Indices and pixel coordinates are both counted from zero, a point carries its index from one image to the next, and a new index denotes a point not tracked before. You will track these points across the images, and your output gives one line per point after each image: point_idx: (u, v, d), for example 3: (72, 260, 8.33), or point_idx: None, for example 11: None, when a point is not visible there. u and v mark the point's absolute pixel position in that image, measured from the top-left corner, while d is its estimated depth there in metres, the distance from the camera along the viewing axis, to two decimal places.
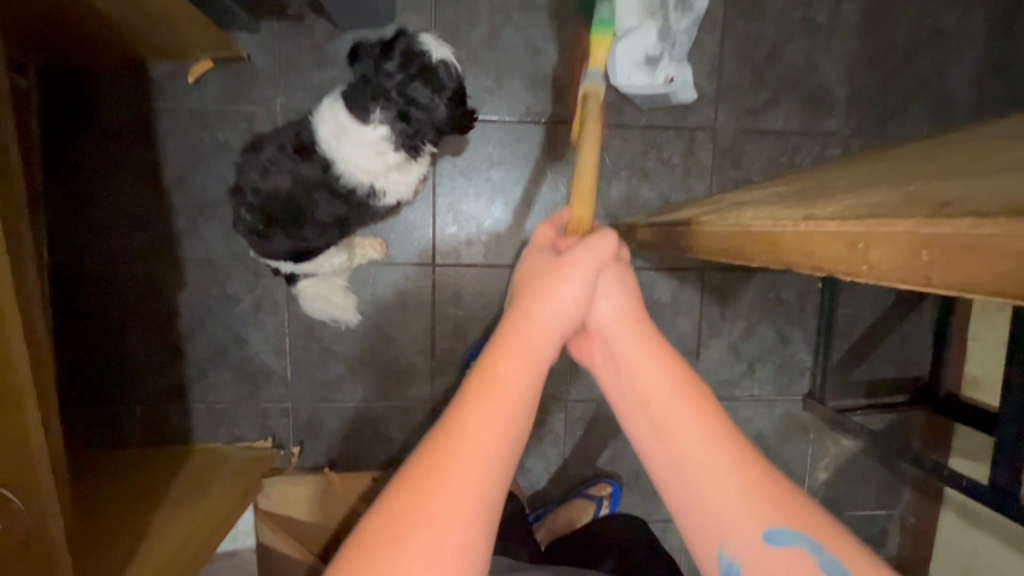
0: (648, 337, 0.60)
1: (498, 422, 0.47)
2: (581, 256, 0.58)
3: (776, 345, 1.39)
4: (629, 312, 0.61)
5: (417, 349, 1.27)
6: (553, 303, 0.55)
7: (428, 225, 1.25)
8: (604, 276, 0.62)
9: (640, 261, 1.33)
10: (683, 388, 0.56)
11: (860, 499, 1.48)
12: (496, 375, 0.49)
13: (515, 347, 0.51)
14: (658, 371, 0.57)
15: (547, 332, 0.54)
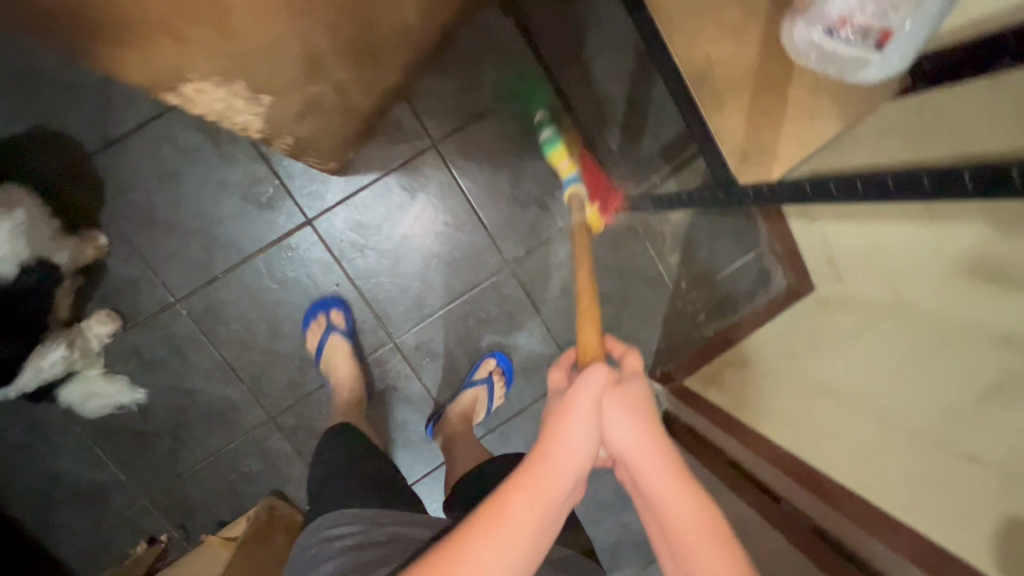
0: (676, 467, 0.60)
1: (506, 560, 0.54)
2: (584, 385, 0.63)
3: (553, 169, 1.30)
4: (650, 437, 0.62)
5: (223, 382, 1.23)
6: (565, 453, 0.59)
7: (149, 270, 1.17)
8: (614, 401, 0.63)
9: (371, 175, 1.24)
10: (700, 512, 0.58)
11: (723, 257, 1.43)
12: (501, 521, 0.54)
13: (526, 491, 0.56)
14: (676, 495, 0.59)
15: (559, 480, 0.57)
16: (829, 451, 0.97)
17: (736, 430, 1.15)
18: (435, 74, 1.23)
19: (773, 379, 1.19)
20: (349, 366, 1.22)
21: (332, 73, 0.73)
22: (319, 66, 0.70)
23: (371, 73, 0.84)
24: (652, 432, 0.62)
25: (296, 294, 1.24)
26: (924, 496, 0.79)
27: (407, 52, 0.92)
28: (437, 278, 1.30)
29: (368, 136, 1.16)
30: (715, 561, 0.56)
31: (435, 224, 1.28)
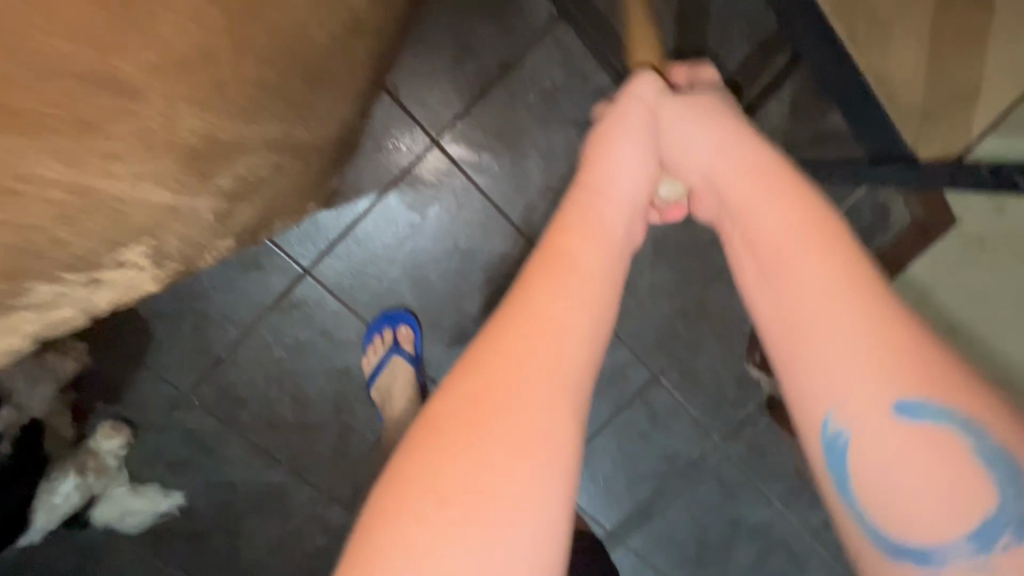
0: (767, 162, 0.49)
1: (569, 313, 0.41)
2: (635, 98, 0.57)
3: (591, 138, 1.00)
4: (722, 132, 0.54)
5: (261, 467, 1.08)
6: (615, 171, 0.52)
7: (144, 368, 1.00)
8: (674, 117, 0.56)
9: (366, 200, 0.98)
10: (770, 184, 0.47)
11: (826, 199, 1.12)
12: (570, 255, 0.44)
13: (585, 222, 0.47)
14: (761, 184, 0.47)
15: (617, 197, 0.51)
16: None
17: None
18: (416, 48, 0.93)
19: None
20: (411, 397, 1.01)
21: (246, 139, 0.45)
22: (211, 145, 0.40)
23: (313, 105, 0.57)
24: (717, 122, 0.55)
25: (314, 360, 1.03)
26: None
27: (360, 47, 0.63)
28: (474, 304, 1.05)
29: (343, 160, 0.88)
30: (797, 216, 0.44)
31: (456, 241, 1.02)
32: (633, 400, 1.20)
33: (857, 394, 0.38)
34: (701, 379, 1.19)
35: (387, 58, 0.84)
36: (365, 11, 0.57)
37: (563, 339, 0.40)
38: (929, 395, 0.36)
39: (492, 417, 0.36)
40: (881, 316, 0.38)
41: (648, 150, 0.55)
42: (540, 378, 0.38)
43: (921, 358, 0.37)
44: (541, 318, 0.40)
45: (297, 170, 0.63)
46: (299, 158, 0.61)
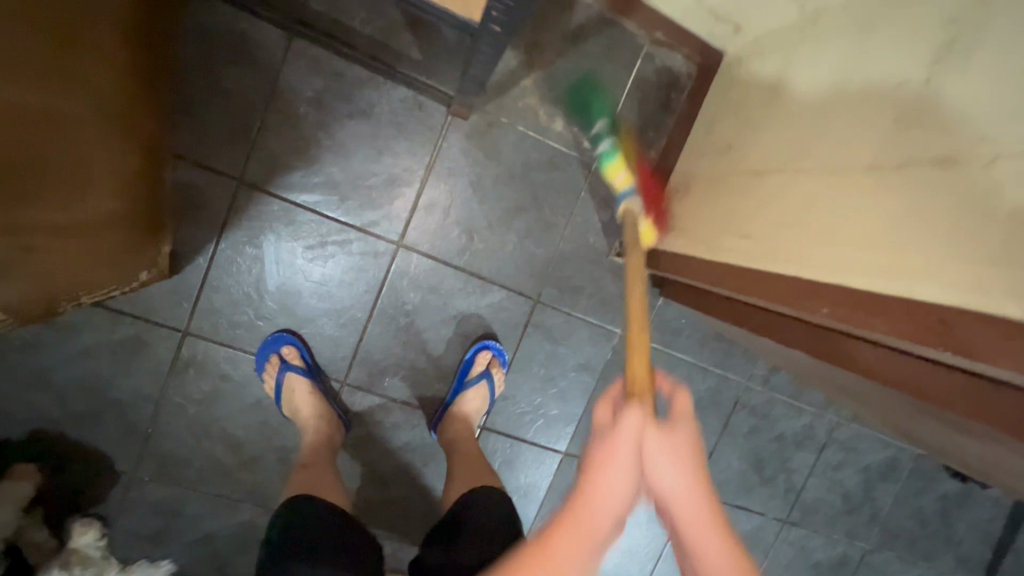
0: (715, 519, 0.56)
1: None
2: (618, 431, 0.57)
3: (372, 121, 1.12)
4: (692, 479, 0.57)
5: (228, 512, 1.19)
6: (609, 488, 0.54)
7: (91, 465, 1.13)
8: (655, 445, 0.57)
9: (208, 251, 1.10)
10: (717, 533, 0.55)
11: (609, 84, 1.20)
12: (558, 548, 0.50)
13: (585, 524, 0.52)
14: (697, 504, 0.56)
15: (606, 505, 0.53)
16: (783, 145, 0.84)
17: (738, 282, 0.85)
18: (189, 111, 1.06)
19: (715, 194, 0.98)
20: (313, 404, 1.12)
21: None
22: None
23: (47, 191, 0.70)
24: (696, 473, 0.57)
25: (228, 403, 1.16)
26: (888, 236, 0.60)
27: (98, 132, 0.77)
28: (343, 301, 1.17)
29: (161, 224, 1.02)
30: None
31: (299, 256, 1.14)
32: (527, 330, 1.27)
33: None
34: (579, 287, 1.28)
35: (155, 128, 0.96)
36: (79, 106, 0.71)
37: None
38: None
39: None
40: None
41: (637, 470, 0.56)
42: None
43: None
44: None
45: (68, 244, 0.78)
46: (63, 230, 0.76)
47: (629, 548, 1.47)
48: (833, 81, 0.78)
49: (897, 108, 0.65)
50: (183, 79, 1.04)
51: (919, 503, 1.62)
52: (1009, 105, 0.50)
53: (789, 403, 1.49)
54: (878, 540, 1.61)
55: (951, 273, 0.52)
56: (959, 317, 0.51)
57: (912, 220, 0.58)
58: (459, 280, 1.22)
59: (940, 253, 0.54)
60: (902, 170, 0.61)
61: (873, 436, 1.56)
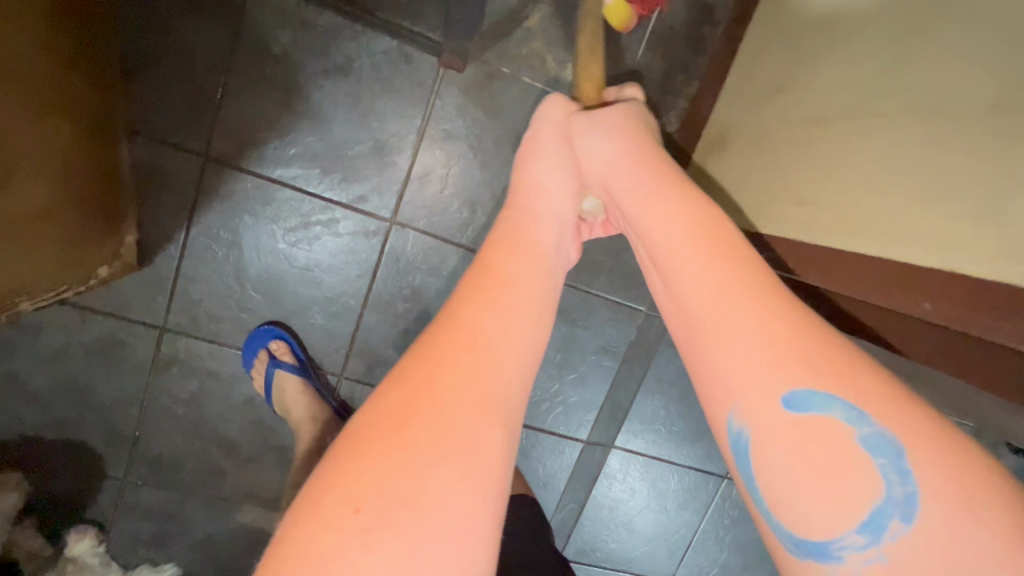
0: (644, 161, 0.65)
1: (501, 307, 0.51)
2: (545, 124, 0.75)
3: (352, 80, 0.97)
4: (623, 156, 0.66)
5: (227, 514, 1.12)
6: (546, 189, 0.69)
7: (77, 472, 1.05)
8: (587, 139, 0.70)
9: (179, 238, 0.98)
10: (650, 170, 0.63)
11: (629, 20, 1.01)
12: (503, 260, 0.57)
13: (517, 239, 0.60)
14: (645, 182, 0.62)
15: (537, 214, 0.65)
16: (840, 87, 0.68)
17: (770, 239, 0.76)
18: (141, 77, 0.92)
19: (762, 150, 0.81)
20: (306, 402, 1.02)
21: None
22: None
23: None
24: (632, 149, 0.66)
25: (218, 401, 1.07)
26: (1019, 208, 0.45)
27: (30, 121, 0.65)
28: (333, 288, 1.05)
29: (120, 210, 0.90)
30: (696, 251, 0.52)
31: (280, 240, 1.01)
32: None
33: (748, 371, 0.44)
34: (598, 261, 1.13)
35: (100, 99, 0.83)
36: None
37: (505, 337, 0.49)
38: (817, 381, 0.41)
39: (410, 408, 0.43)
40: (776, 305, 0.46)
41: (569, 178, 0.70)
42: (490, 377, 0.46)
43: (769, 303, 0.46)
44: (473, 337, 0.48)
45: (4, 252, 0.68)
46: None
47: (657, 535, 1.38)
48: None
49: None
50: (130, 37, 0.90)
51: None
52: None
53: None
54: None
55: None
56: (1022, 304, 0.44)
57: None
58: (461, 259, 1.08)
59: None
60: None
61: None
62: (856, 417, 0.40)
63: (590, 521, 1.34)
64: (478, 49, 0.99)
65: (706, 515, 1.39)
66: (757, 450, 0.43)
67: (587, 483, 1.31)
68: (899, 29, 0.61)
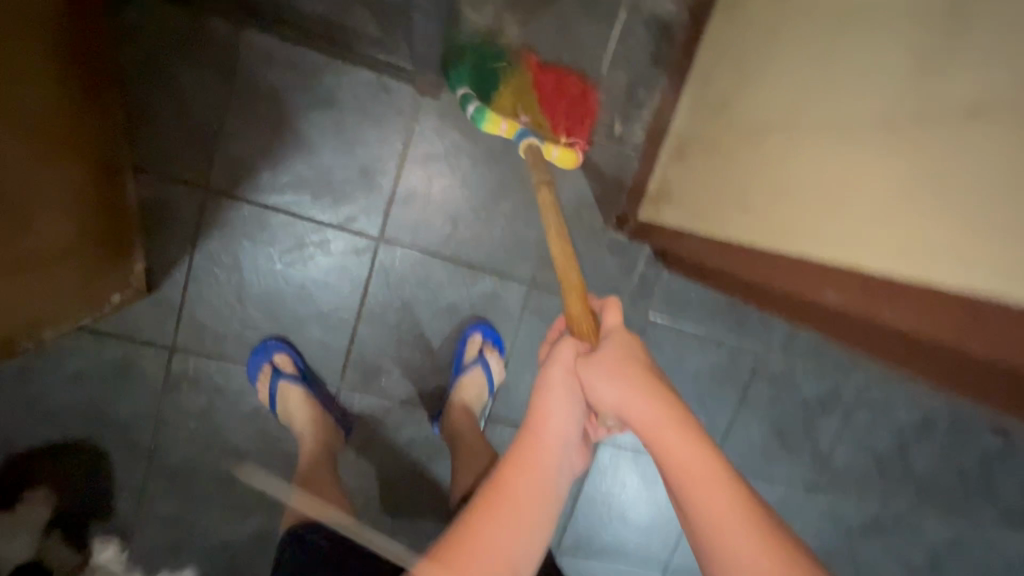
0: (662, 406, 0.57)
1: (510, 532, 0.52)
2: (554, 360, 0.63)
3: (337, 111, 1.05)
4: (636, 388, 0.58)
5: (240, 520, 1.20)
6: (551, 426, 0.60)
7: (98, 487, 1.13)
8: (591, 374, 0.60)
9: (184, 265, 1.06)
10: (668, 403, 0.58)
11: (591, 42, 1.09)
12: (521, 468, 0.56)
13: (530, 459, 0.57)
14: (661, 422, 0.56)
15: (544, 445, 0.58)
16: (771, 106, 0.76)
17: (743, 262, 0.79)
18: (142, 120, 1.00)
19: (715, 159, 0.88)
20: (309, 410, 1.09)
21: None
22: None
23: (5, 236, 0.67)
24: (641, 381, 0.59)
25: (227, 414, 1.15)
26: (908, 212, 0.52)
27: (47, 163, 0.73)
28: (328, 303, 1.13)
29: (131, 242, 0.98)
30: (694, 471, 0.53)
31: (277, 261, 1.09)
32: (524, 317, 1.21)
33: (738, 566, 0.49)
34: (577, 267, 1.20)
35: (109, 144, 0.91)
36: (20, 126, 0.66)
37: (504, 561, 0.51)
38: None
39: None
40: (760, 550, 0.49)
41: (578, 400, 0.62)
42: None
43: (768, 542, 0.50)
44: (486, 564, 0.50)
45: (31, 282, 0.76)
46: (26, 269, 0.74)
47: (650, 525, 1.44)
48: (838, 20, 0.67)
49: (911, 48, 0.55)
50: (134, 86, 0.99)
51: (958, 461, 1.53)
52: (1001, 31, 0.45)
53: (811, 368, 1.40)
54: (914, 501, 1.54)
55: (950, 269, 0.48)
56: (968, 314, 0.49)
57: (939, 193, 0.49)
58: (447, 271, 1.15)
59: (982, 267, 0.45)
60: (923, 127, 0.52)
61: (904, 396, 1.47)
62: None
63: (585, 514, 1.41)
64: None
65: None
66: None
67: (580, 478, 1.38)
68: (816, 56, 0.69)
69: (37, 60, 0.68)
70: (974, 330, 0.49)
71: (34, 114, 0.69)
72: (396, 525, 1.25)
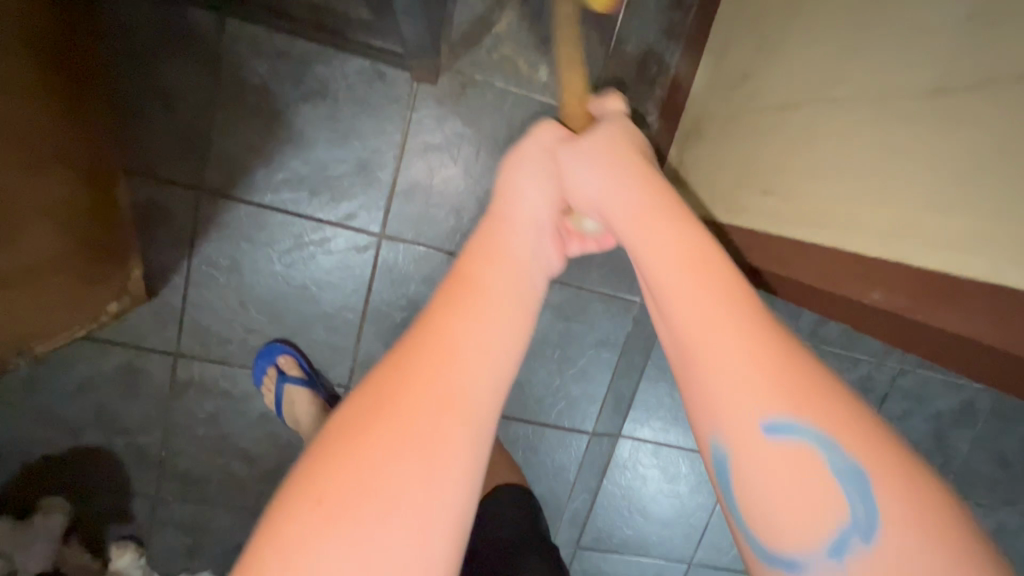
0: (642, 183, 0.52)
1: (464, 321, 0.42)
2: (533, 142, 0.61)
3: (331, 102, 1.00)
4: (620, 178, 0.53)
5: (254, 522, 1.19)
6: (521, 198, 0.57)
7: (112, 492, 1.12)
8: (572, 159, 0.58)
9: (183, 268, 1.04)
10: (644, 175, 0.53)
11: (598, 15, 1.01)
12: (476, 279, 0.46)
13: (477, 274, 0.46)
14: (654, 223, 0.47)
15: (504, 257, 0.49)
16: (798, 78, 0.68)
17: (781, 257, 0.66)
18: (131, 120, 0.96)
19: (733, 138, 0.81)
20: (315, 414, 1.06)
21: None
22: None
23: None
24: (628, 172, 0.54)
25: (234, 418, 1.13)
26: (956, 196, 0.45)
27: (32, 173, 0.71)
28: (332, 304, 1.09)
29: (124, 247, 0.95)
30: (707, 283, 0.41)
31: (277, 262, 1.06)
32: None
33: (746, 406, 0.37)
34: None
35: (95, 148, 0.88)
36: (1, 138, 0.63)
37: (462, 374, 0.40)
38: (798, 411, 0.36)
39: (363, 500, 0.35)
40: (802, 388, 0.37)
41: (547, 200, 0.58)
42: (437, 425, 0.37)
43: (795, 380, 0.37)
44: (434, 364, 0.40)
45: (24, 296, 0.75)
46: (18, 284, 0.72)
47: (672, 519, 1.40)
48: None
49: (969, 0, 0.46)
50: (119, 85, 0.95)
51: (1000, 448, 1.45)
52: None
53: (841, 355, 1.33)
54: (951, 490, 1.46)
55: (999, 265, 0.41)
56: None
57: (991, 174, 0.42)
58: (452, 266, 1.10)
59: None
60: (981, 93, 0.44)
61: (942, 381, 1.38)
62: (835, 449, 0.35)
63: (604, 509, 1.37)
64: (449, 59, 1.00)
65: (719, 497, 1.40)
66: (740, 473, 0.38)
67: (598, 473, 1.34)
68: (849, 21, 0.61)
69: (11, 61, 0.64)
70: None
71: (12, 120, 0.65)
72: None
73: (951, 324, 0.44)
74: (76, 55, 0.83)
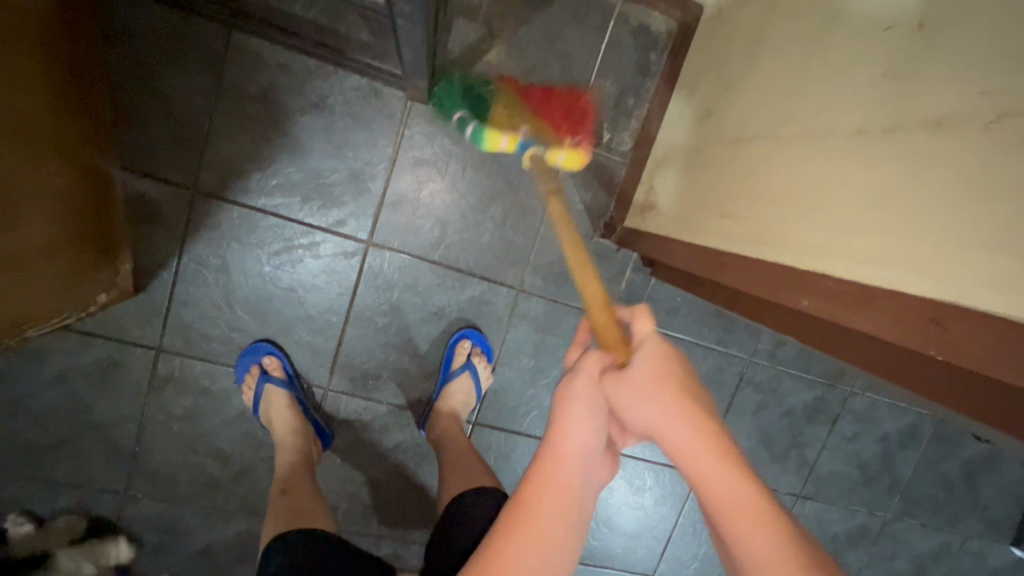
0: (698, 422, 0.53)
1: (536, 570, 0.49)
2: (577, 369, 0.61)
3: (327, 115, 1.06)
4: (667, 410, 0.55)
5: (224, 523, 1.19)
6: (570, 437, 0.57)
7: (81, 489, 1.12)
8: (620, 393, 0.58)
9: (172, 265, 1.06)
10: (697, 412, 0.54)
11: (581, 52, 1.10)
12: (536, 520, 0.52)
13: (546, 480, 0.54)
14: (723, 489, 0.49)
15: (563, 476, 0.54)
16: (752, 117, 0.77)
17: (732, 272, 0.73)
18: (133, 120, 1.01)
19: (696, 166, 0.90)
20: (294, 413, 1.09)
21: None
22: None
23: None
24: (680, 407, 0.54)
25: (212, 416, 1.14)
26: (867, 219, 0.53)
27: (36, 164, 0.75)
28: (317, 306, 1.13)
29: (116, 240, 0.98)
30: (747, 519, 0.47)
31: (265, 264, 1.09)
32: (512, 322, 1.21)
33: None
34: (565, 272, 1.21)
35: (96, 145, 0.92)
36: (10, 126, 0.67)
37: None
38: None
39: None
40: None
41: (602, 414, 0.59)
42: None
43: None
44: None
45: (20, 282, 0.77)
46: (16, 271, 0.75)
47: (636, 532, 1.44)
48: (816, 36, 0.68)
49: (886, 60, 0.55)
50: (125, 87, 0.99)
51: (943, 471, 1.55)
52: (970, 54, 0.46)
53: (797, 375, 1.41)
54: (899, 509, 1.55)
55: (897, 275, 0.49)
56: (950, 316, 0.44)
57: (894, 201, 0.50)
58: (435, 275, 1.16)
59: (955, 255, 0.43)
60: (890, 136, 0.52)
61: (889, 404, 1.48)
62: None
63: None
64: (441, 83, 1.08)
65: (682, 512, 1.45)
66: None
67: None
68: (794, 70, 0.71)
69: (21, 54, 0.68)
70: (949, 338, 0.43)
71: (17, 112, 0.69)
72: (381, 528, 1.25)
73: (864, 325, 0.52)
74: (86, 57, 0.88)
